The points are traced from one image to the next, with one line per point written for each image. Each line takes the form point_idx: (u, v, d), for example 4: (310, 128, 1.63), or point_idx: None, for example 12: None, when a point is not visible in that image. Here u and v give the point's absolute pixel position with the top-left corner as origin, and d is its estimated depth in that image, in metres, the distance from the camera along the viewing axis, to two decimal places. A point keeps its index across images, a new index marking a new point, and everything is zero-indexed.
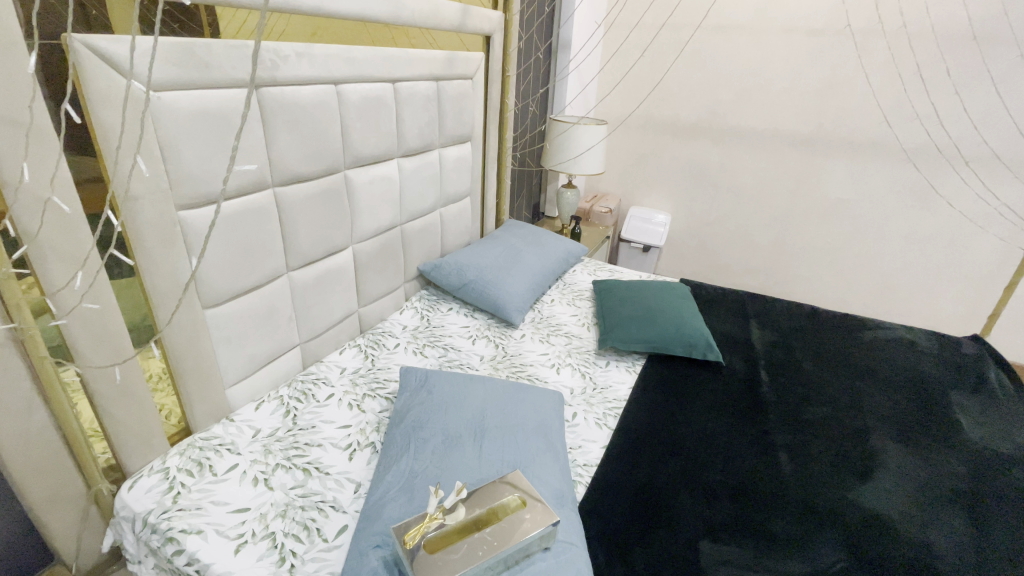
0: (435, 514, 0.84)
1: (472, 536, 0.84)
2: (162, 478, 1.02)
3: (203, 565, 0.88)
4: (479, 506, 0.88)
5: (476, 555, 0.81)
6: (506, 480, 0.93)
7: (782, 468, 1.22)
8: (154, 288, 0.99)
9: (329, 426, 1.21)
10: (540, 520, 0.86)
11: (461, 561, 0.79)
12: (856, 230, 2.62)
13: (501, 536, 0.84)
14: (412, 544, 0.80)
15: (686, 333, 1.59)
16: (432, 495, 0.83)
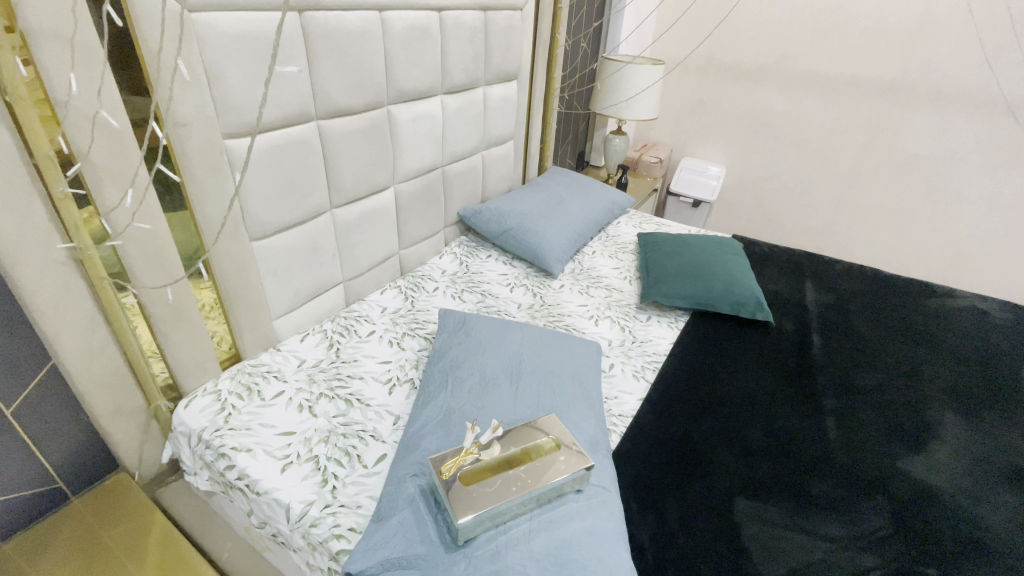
0: (471, 449, 0.85)
1: (506, 472, 0.84)
2: (215, 399, 1.08)
3: (251, 480, 0.93)
4: (514, 444, 0.89)
5: (510, 490, 0.81)
6: (541, 424, 0.94)
7: (828, 433, 1.17)
8: (204, 216, 1.01)
9: (370, 360, 1.24)
10: (574, 463, 0.86)
11: (495, 495, 0.80)
12: (933, 191, 2.40)
13: (535, 475, 0.84)
14: (448, 476, 0.82)
15: (735, 290, 1.52)
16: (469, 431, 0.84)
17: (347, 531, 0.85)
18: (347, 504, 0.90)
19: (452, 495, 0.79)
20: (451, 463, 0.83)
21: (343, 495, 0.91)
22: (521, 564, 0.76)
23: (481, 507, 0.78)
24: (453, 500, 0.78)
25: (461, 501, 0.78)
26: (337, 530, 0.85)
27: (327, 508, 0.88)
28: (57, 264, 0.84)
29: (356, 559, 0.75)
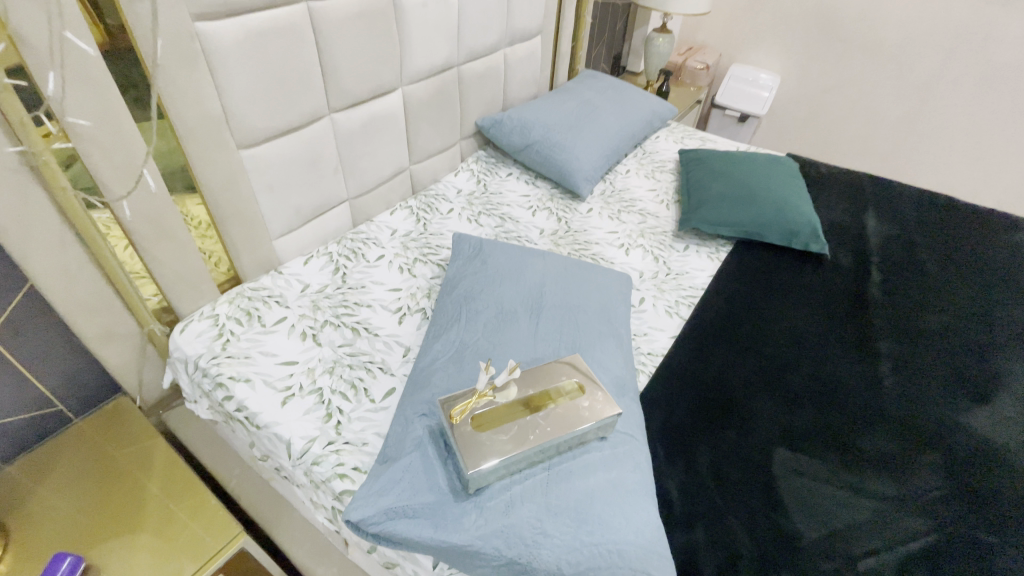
0: (485, 392, 0.76)
1: (523, 417, 0.75)
2: (213, 324, 1.01)
3: (250, 412, 0.86)
4: (533, 387, 0.79)
5: (528, 438, 0.72)
6: (565, 366, 0.83)
7: (883, 380, 1.06)
8: (182, 121, 0.87)
9: (378, 287, 1.14)
10: (600, 411, 0.76)
11: (510, 444, 0.71)
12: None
13: (557, 423, 0.74)
14: (458, 420, 0.73)
15: (788, 218, 1.35)
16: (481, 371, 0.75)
17: (351, 471, 0.79)
18: (352, 441, 0.83)
19: (462, 442, 0.70)
20: (461, 406, 0.74)
21: (348, 431, 0.85)
22: (537, 518, 0.68)
23: (495, 457, 0.69)
24: (463, 449, 0.70)
25: (472, 449, 0.70)
26: (341, 469, 0.79)
27: (330, 445, 0.82)
28: (8, 170, 0.73)
29: (356, 505, 0.69)
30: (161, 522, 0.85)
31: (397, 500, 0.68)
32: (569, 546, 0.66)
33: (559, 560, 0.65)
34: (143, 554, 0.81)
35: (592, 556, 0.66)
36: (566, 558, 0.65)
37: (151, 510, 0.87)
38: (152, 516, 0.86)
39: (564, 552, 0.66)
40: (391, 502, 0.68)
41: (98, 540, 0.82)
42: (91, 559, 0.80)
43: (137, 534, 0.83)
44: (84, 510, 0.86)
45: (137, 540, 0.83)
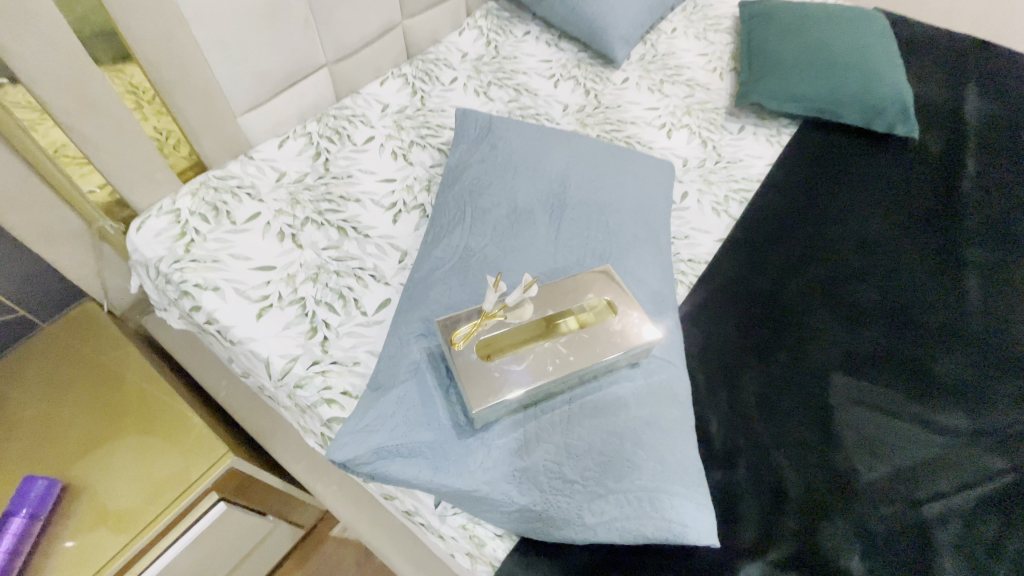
0: (495, 314, 0.61)
1: (541, 343, 0.62)
2: (174, 222, 0.85)
3: (222, 326, 0.74)
4: (555, 307, 0.65)
5: (546, 370, 0.59)
6: (593, 280, 0.68)
7: (968, 296, 0.89)
8: None
9: (368, 177, 0.96)
10: (636, 340, 0.62)
11: (525, 378, 0.58)
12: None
13: (582, 352, 0.61)
14: (461, 347, 0.59)
15: (874, 91, 1.10)
16: (489, 289, 0.60)
17: (341, 396, 0.68)
18: (341, 361, 0.71)
19: (466, 374, 0.58)
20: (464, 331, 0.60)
21: (336, 349, 0.73)
22: (554, 462, 0.57)
23: (505, 393, 0.56)
24: (466, 382, 0.57)
25: (478, 383, 0.57)
26: (328, 394, 0.68)
27: (316, 366, 0.70)
28: None
29: (341, 444, 0.58)
30: (144, 421, 0.81)
31: (388, 439, 0.58)
32: (592, 494, 0.57)
33: (581, 508, 0.56)
34: (146, 452, 0.78)
35: (618, 505, 0.56)
36: (588, 506, 0.56)
37: (132, 410, 0.82)
38: (133, 416, 0.81)
39: (586, 501, 0.56)
40: (381, 441, 0.58)
41: (95, 441, 0.78)
42: (91, 459, 0.76)
43: (121, 436, 0.79)
44: (75, 412, 0.81)
45: (124, 442, 0.78)
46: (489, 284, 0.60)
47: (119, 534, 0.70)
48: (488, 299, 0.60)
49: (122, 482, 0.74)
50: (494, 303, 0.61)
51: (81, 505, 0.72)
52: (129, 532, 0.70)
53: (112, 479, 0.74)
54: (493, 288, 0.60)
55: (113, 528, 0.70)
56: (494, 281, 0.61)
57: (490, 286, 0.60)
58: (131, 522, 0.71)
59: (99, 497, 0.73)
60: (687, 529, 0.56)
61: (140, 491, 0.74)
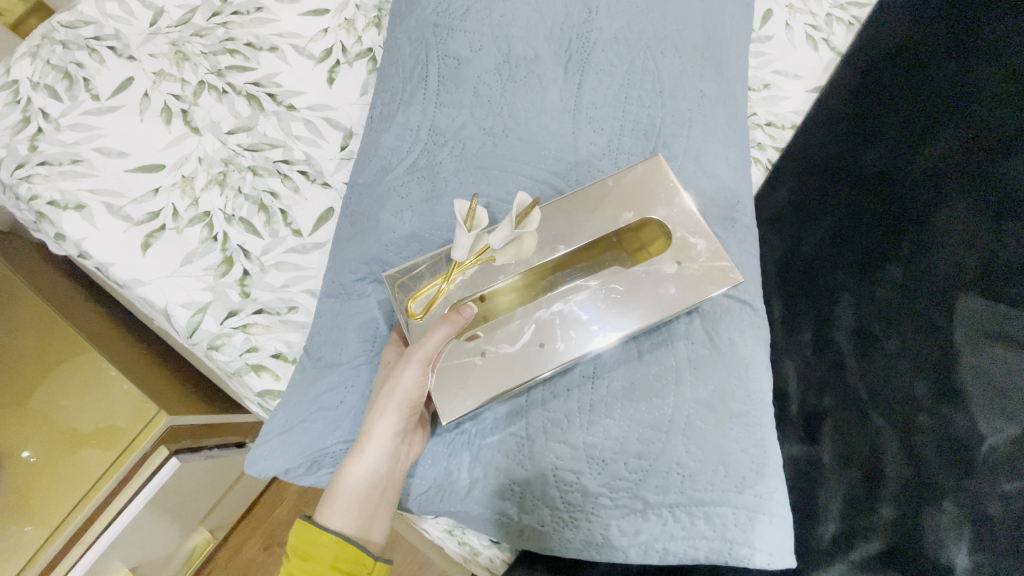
0: (472, 261, 0.40)
1: (545, 302, 0.41)
2: (11, 101, 0.57)
3: (99, 263, 0.52)
4: (565, 243, 0.42)
5: (558, 351, 0.39)
6: (631, 188, 0.44)
7: None
8: None
9: (286, 9, 0.64)
10: (688, 283, 0.41)
11: (524, 367, 0.39)
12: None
13: (611, 314, 0.40)
14: (423, 318, 0.40)
15: None
16: (460, 228, 0.37)
17: (271, 359, 0.50)
18: (270, 310, 0.52)
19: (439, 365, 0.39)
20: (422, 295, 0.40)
21: (262, 289, 0.52)
22: (571, 472, 0.41)
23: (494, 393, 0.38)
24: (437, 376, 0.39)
25: (454, 376, 0.39)
26: (254, 359, 0.50)
27: (233, 319, 0.50)
28: None
29: (264, 455, 0.43)
30: (59, 332, 0.58)
31: (330, 445, 0.43)
32: (624, 509, 0.41)
33: (608, 528, 0.41)
34: (85, 363, 0.57)
35: (660, 523, 0.41)
36: (618, 525, 0.41)
37: (38, 320, 0.59)
38: (43, 326, 0.58)
39: (615, 518, 0.41)
40: (316, 449, 0.43)
41: (15, 359, 0.57)
42: (23, 377, 0.56)
43: (41, 353, 0.57)
44: None
45: (44, 360, 0.57)
46: (460, 218, 0.37)
47: (102, 457, 0.54)
48: (458, 243, 0.37)
49: (71, 401, 0.56)
50: (469, 248, 0.38)
51: (33, 433, 0.55)
52: (115, 450, 0.55)
53: (56, 400, 0.56)
54: (466, 225, 0.37)
55: (87, 451, 0.54)
56: (467, 211, 0.37)
57: (461, 221, 0.37)
58: (109, 439, 0.55)
59: (60, 417, 0.55)
60: (755, 552, 0.40)
61: (106, 406, 0.56)
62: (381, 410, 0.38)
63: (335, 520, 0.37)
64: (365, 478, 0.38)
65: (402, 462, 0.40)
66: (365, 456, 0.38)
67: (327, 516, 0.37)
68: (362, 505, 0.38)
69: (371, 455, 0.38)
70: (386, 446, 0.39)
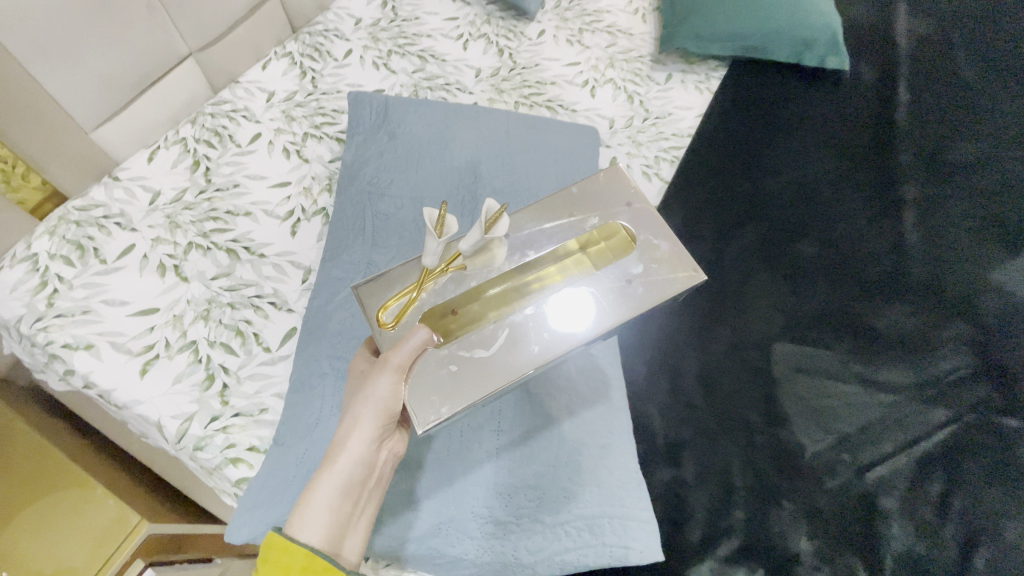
0: (443, 269, 0.56)
1: (519, 309, 0.54)
2: (32, 270, 0.73)
3: (103, 390, 0.65)
4: (533, 250, 0.59)
5: (529, 348, 0.52)
6: (587, 207, 0.62)
7: (906, 241, 0.86)
8: None
9: (258, 184, 0.85)
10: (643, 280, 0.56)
11: (496, 368, 0.51)
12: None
13: (575, 313, 0.54)
14: (394, 327, 0.53)
15: (806, 22, 1.00)
16: (430, 233, 0.53)
17: (246, 452, 0.62)
18: (245, 411, 0.64)
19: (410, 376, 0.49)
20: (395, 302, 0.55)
21: (238, 397, 0.65)
22: (484, 507, 0.53)
23: (472, 396, 0.49)
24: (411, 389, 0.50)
25: (431, 384, 0.49)
26: (232, 453, 0.62)
27: (215, 422, 0.63)
28: None
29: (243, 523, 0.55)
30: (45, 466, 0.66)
31: None
32: (528, 532, 0.53)
33: (517, 550, 0.52)
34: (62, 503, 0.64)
35: (556, 539, 0.53)
36: (525, 546, 0.52)
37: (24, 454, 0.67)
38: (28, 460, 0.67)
39: (522, 540, 0.53)
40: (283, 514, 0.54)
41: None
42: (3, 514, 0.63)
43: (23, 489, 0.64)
44: None
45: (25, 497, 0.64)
46: (430, 227, 0.54)
47: None
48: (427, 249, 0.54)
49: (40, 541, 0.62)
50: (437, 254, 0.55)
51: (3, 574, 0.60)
52: None
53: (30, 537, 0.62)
54: (435, 232, 0.53)
55: None
56: (438, 222, 0.54)
57: (428, 229, 0.53)
58: None
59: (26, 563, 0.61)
60: (629, 551, 0.52)
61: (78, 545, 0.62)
62: (354, 423, 0.48)
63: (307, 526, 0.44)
64: (335, 486, 0.46)
65: (370, 474, 0.48)
66: (337, 468, 0.46)
67: (300, 521, 0.44)
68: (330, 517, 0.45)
69: (342, 465, 0.47)
70: (357, 457, 0.47)
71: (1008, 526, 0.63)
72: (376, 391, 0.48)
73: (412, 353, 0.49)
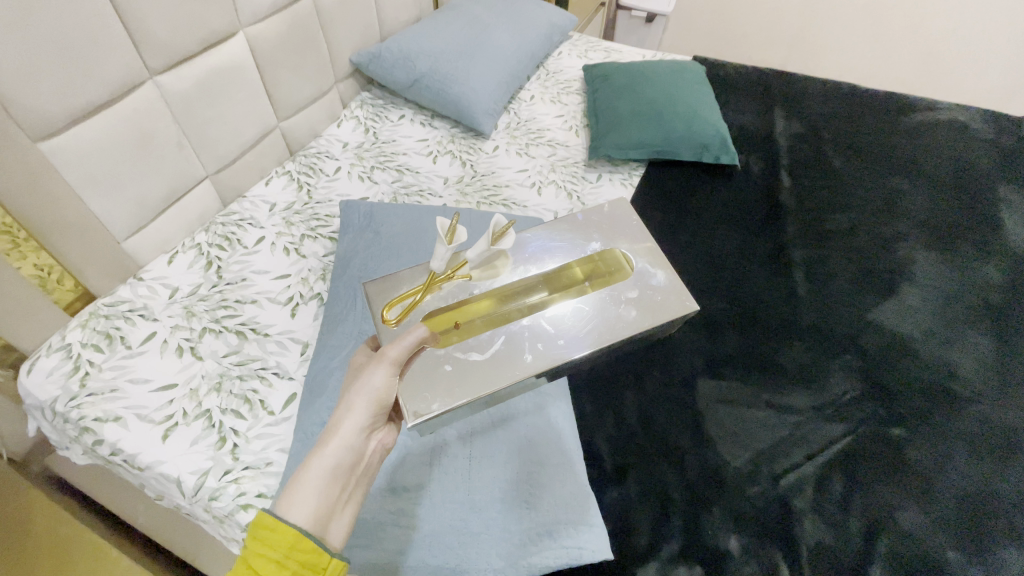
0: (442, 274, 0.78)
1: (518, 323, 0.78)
2: (65, 358, 0.85)
3: (128, 455, 0.75)
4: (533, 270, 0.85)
5: (522, 356, 0.73)
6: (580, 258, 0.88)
7: (798, 291, 1.06)
8: None
9: (262, 277, 1.01)
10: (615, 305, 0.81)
11: (491, 370, 0.71)
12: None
13: (566, 331, 0.77)
14: (396, 323, 0.76)
15: (698, 132, 1.29)
16: (441, 242, 0.72)
17: (255, 499, 0.72)
18: (253, 465, 0.75)
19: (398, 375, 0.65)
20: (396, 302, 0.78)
21: (247, 454, 0.76)
22: (460, 520, 0.64)
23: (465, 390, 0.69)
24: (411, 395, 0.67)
25: (422, 378, 0.68)
26: (243, 501, 0.71)
27: (228, 475, 0.73)
28: None
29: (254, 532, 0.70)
30: None
31: None
32: (498, 539, 0.64)
33: (489, 555, 0.62)
34: None
35: (521, 544, 0.63)
36: (496, 551, 0.63)
37: None
38: None
39: (493, 547, 0.63)
40: None
41: None
42: None
43: None
44: None
45: None
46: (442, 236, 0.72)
47: None
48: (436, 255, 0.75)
49: None
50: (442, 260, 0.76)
51: None
52: None
53: None
54: (445, 241, 0.72)
55: None
56: (448, 231, 0.72)
57: (441, 237, 0.72)
58: None
59: None
60: (583, 551, 0.63)
61: None
62: (346, 414, 0.60)
63: (300, 504, 0.54)
64: (325, 470, 0.57)
65: (355, 460, 0.59)
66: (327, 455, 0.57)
67: (291, 498, 0.54)
68: (320, 498, 0.55)
69: (332, 453, 0.58)
70: (346, 445, 0.58)
71: (902, 517, 0.76)
72: (370, 382, 0.62)
73: (403, 348, 0.64)
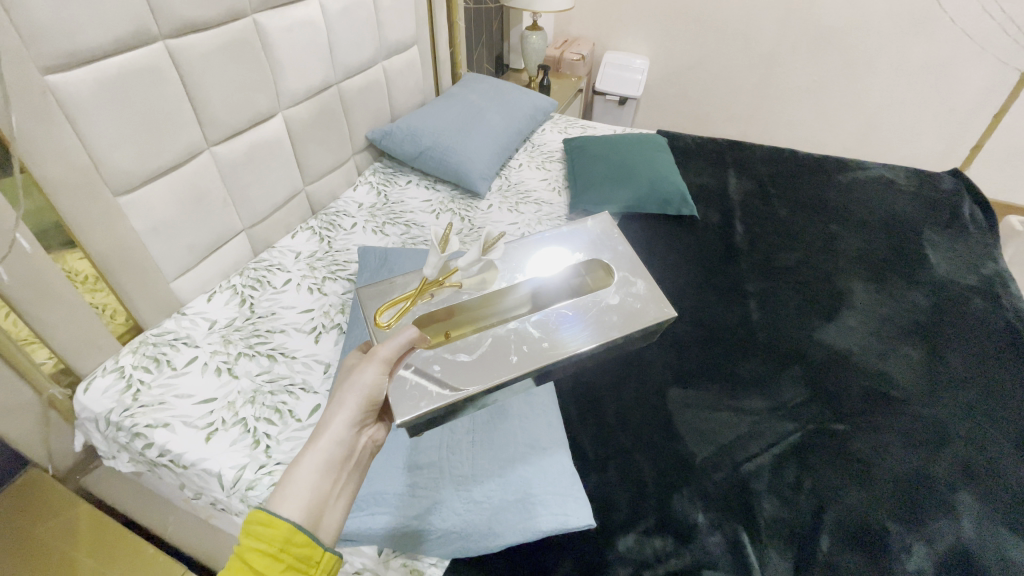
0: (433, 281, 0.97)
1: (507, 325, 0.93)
2: (118, 377, 0.98)
3: (174, 454, 0.87)
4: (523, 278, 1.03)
5: (507, 357, 0.86)
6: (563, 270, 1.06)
7: (752, 316, 1.22)
8: (60, 179, 0.88)
9: (290, 311, 1.17)
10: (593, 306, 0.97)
11: (480, 371, 0.84)
12: (855, 46, 2.44)
13: (550, 334, 0.91)
14: (388, 326, 0.92)
15: (661, 189, 1.51)
16: (437, 251, 0.91)
17: None
18: (284, 460, 0.87)
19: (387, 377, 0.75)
20: (390, 306, 0.95)
21: (278, 452, 0.88)
22: (465, 493, 0.76)
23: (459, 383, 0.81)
24: (416, 388, 0.79)
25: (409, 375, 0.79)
26: None
27: (262, 469, 0.85)
28: None
29: None
30: None
31: None
32: (497, 509, 0.75)
33: (490, 522, 0.74)
34: None
35: (517, 513, 0.75)
36: (496, 519, 0.74)
37: None
38: None
39: (493, 515, 0.75)
40: None
41: None
42: None
43: None
44: None
45: None
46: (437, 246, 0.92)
47: None
48: (429, 263, 0.94)
49: None
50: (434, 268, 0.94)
51: None
52: None
53: None
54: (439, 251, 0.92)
55: None
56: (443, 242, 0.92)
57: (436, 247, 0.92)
58: None
59: None
60: (569, 517, 0.74)
61: None
62: (335, 415, 0.69)
63: (296, 492, 0.61)
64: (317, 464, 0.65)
65: (346, 458, 0.67)
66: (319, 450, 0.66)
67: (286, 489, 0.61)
68: (312, 490, 0.62)
69: (323, 449, 0.66)
70: (336, 444, 0.67)
71: (846, 496, 0.87)
72: (360, 381, 0.72)
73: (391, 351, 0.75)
